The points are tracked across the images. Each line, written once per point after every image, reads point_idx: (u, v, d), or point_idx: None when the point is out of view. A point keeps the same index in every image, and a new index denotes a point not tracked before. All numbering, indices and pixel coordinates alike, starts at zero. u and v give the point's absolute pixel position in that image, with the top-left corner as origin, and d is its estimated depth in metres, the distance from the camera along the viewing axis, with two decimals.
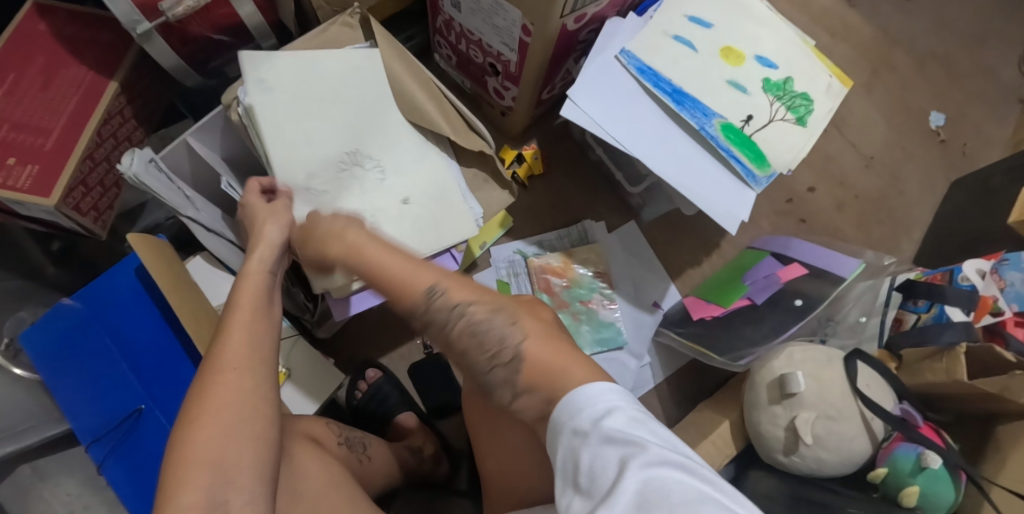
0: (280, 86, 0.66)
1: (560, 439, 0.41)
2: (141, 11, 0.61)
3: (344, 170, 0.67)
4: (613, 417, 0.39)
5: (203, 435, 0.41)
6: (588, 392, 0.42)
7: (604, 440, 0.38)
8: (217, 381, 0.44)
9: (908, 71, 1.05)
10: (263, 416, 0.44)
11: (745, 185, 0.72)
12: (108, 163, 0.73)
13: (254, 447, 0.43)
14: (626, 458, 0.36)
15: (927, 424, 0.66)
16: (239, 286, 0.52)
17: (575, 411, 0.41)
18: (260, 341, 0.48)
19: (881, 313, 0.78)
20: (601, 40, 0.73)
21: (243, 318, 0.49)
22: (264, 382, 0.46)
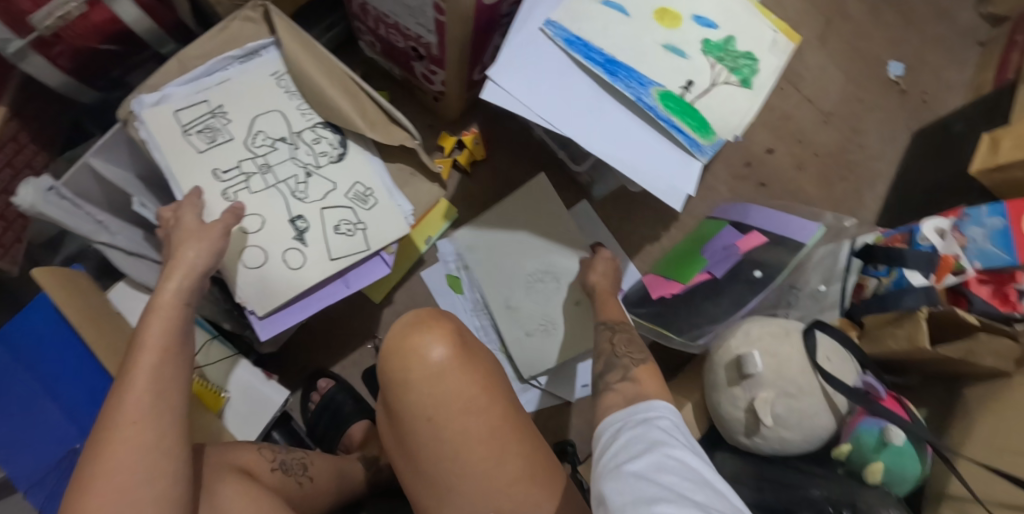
0: (473, 255, 0.83)
1: (612, 426, 0.47)
2: (9, 26, 0.56)
3: (534, 285, 0.82)
4: (662, 421, 0.45)
5: (97, 503, 0.40)
6: (653, 404, 0.48)
7: (649, 429, 0.44)
8: (114, 439, 0.42)
9: (865, 17, 0.99)
10: (170, 469, 0.43)
11: (690, 156, 0.68)
12: (8, 196, 0.68)
13: (159, 507, 0.42)
14: (660, 442, 0.42)
15: (889, 394, 0.63)
16: (147, 323, 0.49)
17: (634, 412, 0.48)
18: (170, 390, 0.46)
19: (841, 279, 0.74)
20: (524, 10, 0.67)
21: (149, 362, 0.47)
22: (172, 432, 0.45)
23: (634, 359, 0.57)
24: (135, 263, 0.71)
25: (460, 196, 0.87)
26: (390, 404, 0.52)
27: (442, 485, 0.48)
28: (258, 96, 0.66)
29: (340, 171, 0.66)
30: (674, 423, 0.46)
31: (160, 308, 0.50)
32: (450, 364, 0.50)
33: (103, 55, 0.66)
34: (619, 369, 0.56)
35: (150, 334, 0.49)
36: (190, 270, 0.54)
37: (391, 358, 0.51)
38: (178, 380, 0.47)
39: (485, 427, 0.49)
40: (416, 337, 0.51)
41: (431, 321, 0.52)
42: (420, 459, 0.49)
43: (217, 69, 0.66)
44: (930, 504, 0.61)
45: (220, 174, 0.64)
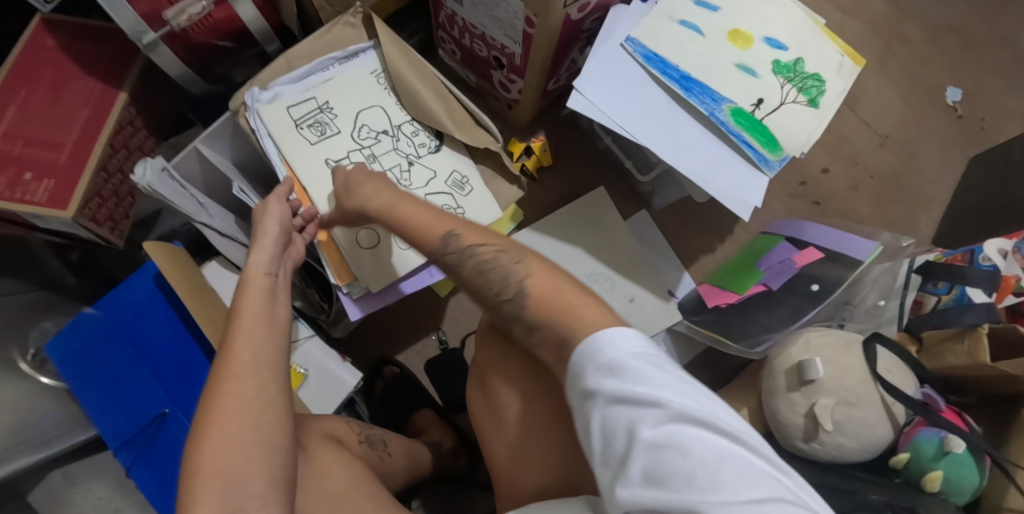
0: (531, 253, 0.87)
1: (573, 391, 0.41)
2: (146, 20, 0.61)
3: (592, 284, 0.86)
4: (614, 378, 0.38)
5: (210, 448, 0.43)
6: (595, 344, 0.40)
7: (612, 402, 0.38)
8: (225, 390, 0.46)
9: (923, 45, 1.04)
10: (273, 418, 0.46)
11: (757, 170, 0.71)
12: (121, 174, 0.74)
13: (264, 452, 0.44)
14: (638, 425, 0.37)
15: (950, 408, 0.65)
16: (243, 288, 0.53)
17: (582, 364, 0.40)
18: (267, 348, 0.49)
19: (900, 295, 0.76)
20: (606, 26, 0.71)
21: (246, 326, 0.50)
22: (272, 388, 0.47)
23: (512, 300, 0.47)
24: (228, 244, 0.76)
25: (526, 200, 0.91)
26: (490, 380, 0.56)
27: (535, 450, 0.55)
28: (361, 93, 0.72)
29: (440, 160, 0.72)
30: (633, 360, 0.38)
31: (251, 281, 0.53)
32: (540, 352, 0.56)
33: (218, 51, 0.73)
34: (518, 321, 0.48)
35: (247, 301, 0.52)
36: (268, 242, 0.57)
37: None
38: (281, 344, 0.50)
39: None
40: (499, 343, 0.60)
41: None
42: None
43: (321, 69, 0.71)
44: None
45: (332, 163, 0.69)
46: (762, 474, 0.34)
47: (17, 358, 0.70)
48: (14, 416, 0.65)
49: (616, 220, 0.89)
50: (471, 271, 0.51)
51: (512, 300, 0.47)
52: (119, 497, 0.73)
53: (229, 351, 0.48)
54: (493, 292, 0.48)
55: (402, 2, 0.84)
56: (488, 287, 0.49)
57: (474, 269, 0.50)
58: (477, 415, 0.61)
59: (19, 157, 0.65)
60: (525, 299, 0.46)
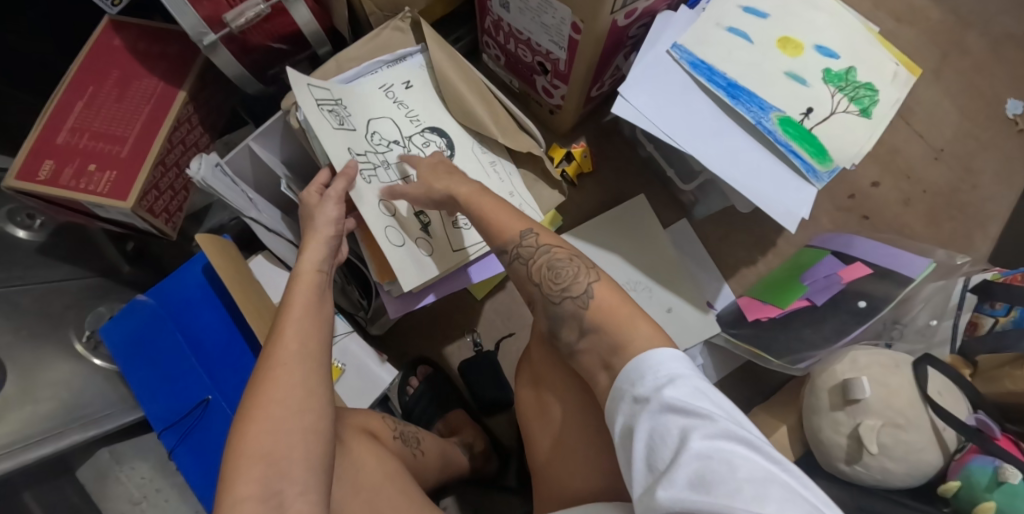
0: None
1: (624, 401, 0.42)
2: (207, 22, 0.64)
3: None
4: (673, 388, 0.40)
5: (254, 431, 0.44)
6: (655, 357, 0.42)
7: (665, 408, 0.39)
8: (270, 377, 0.46)
9: (984, 55, 1.01)
10: (317, 408, 0.46)
11: (805, 181, 0.69)
12: (177, 169, 0.78)
13: (304, 439, 0.45)
14: (687, 429, 0.37)
15: (1005, 435, 0.61)
16: (293, 285, 0.54)
17: (638, 376, 0.42)
18: (314, 340, 0.50)
19: (954, 315, 0.73)
20: (652, 34, 0.71)
21: (297, 318, 0.51)
22: (316, 378, 0.48)
23: (578, 298, 0.50)
24: (274, 239, 0.78)
25: (565, 205, 0.91)
26: (539, 378, 0.59)
27: (579, 451, 0.53)
28: (372, 104, 0.71)
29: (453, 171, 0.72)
30: (688, 379, 0.40)
31: (303, 275, 0.54)
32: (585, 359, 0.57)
33: (272, 53, 0.75)
34: (572, 321, 0.50)
35: (297, 292, 0.53)
36: (321, 238, 0.58)
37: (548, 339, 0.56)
38: (324, 332, 0.52)
39: None
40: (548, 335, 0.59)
41: None
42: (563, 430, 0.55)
43: (369, 72, 0.72)
44: None
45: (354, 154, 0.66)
46: (814, 507, 0.32)
47: (74, 339, 0.74)
48: (69, 395, 0.68)
49: (657, 229, 0.88)
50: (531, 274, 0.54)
51: (578, 298, 0.50)
52: (160, 477, 0.75)
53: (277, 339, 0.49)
54: (559, 285, 0.51)
55: (449, 6, 0.85)
56: (554, 282, 0.52)
57: (540, 268, 0.53)
58: (525, 412, 0.60)
59: (85, 150, 0.69)
60: (591, 300, 0.49)
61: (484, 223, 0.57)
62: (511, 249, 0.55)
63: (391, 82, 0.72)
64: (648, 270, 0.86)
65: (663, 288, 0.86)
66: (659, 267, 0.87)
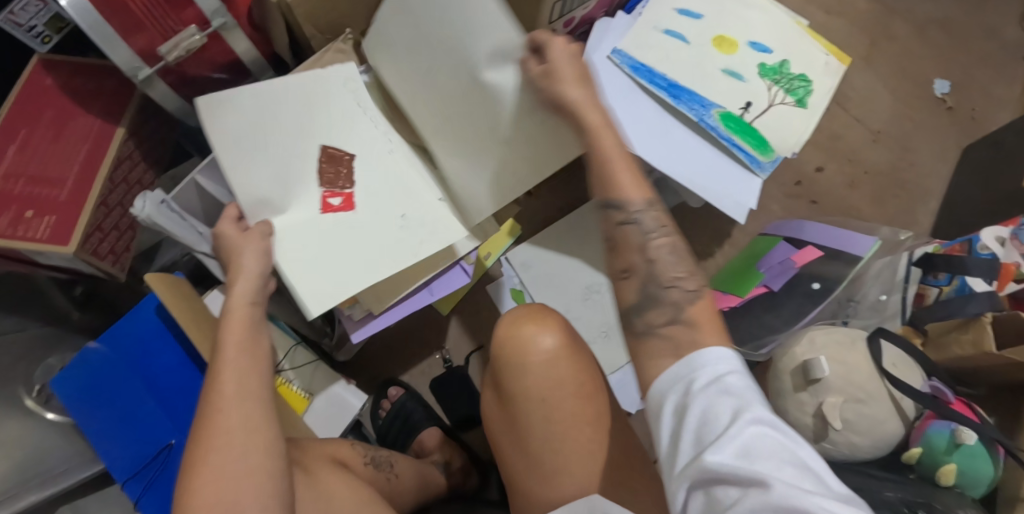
0: (531, 266, 0.87)
1: (673, 383, 0.41)
2: (141, 56, 0.64)
3: (588, 297, 0.86)
4: (734, 378, 0.38)
5: (200, 482, 0.42)
6: (716, 350, 0.41)
7: (724, 392, 0.37)
8: (210, 418, 0.45)
9: (910, 40, 1.06)
10: (262, 446, 0.45)
11: (750, 173, 0.71)
12: (122, 208, 0.75)
13: (258, 479, 0.44)
14: (746, 415, 0.36)
15: (958, 399, 0.65)
16: (225, 320, 0.52)
17: (696, 363, 0.40)
18: (253, 377, 0.49)
19: (902, 290, 0.76)
20: (592, 41, 0.72)
21: (232, 356, 0.49)
22: (258, 416, 0.47)
23: (688, 292, 0.46)
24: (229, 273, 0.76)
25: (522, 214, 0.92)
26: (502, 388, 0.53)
27: (550, 462, 0.49)
28: (335, 107, 0.67)
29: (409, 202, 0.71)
30: (747, 376, 0.39)
31: (234, 309, 0.53)
32: (561, 354, 0.50)
33: (212, 83, 0.75)
34: (667, 308, 0.45)
35: (229, 332, 0.51)
36: (248, 274, 0.56)
37: (506, 347, 0.51)
38: (261, 369, 0.50)
39: (589, 413, 0.49)
40: (527, 327, 0.51)
41: (537, 314, 0.53)
42: (528, 441, 0.50)
43: None
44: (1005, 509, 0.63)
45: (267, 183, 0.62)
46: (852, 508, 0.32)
47: (23, 395, 0.70)
48: (21, 453, 0.65)
49: None
50: (645, 245, 0.47)
51: (688, 291, 0.45)
52: None
53: (213, 377, 0.48)
54: (675, 270, 0.46)
55: None
56: (673, 267, 0.47)
57: (656, 246, 0.47)
58: (490, 424, 0.55)
59: (22, 196, 0.66)
60: (699, 300, 0.45)
61: (601, 171, 0.48)
62: (631, 210, 0.47)
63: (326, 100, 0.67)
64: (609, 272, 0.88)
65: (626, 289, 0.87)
66: (620, 270, 0.88)
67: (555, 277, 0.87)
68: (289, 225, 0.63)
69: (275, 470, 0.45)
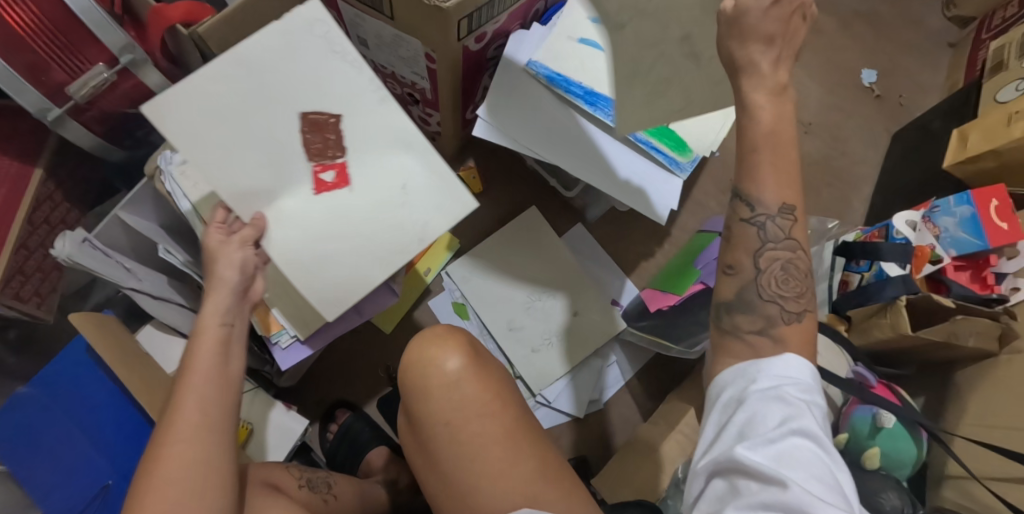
0: (471, 281, 0.88)
1: (739, 380, 0.41)
2: (49, 96, 0.63)
3: (529, 306, 0.88)
4: (794, 391, 0.39)
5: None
6: (791, 361, 0.40)
7: (779, 402, 0.38)
8: (170, 453, 0.44)
9: (835, 33, 1.09)
10: (215, 481, 0.45)
11: (670, 174, 0.73)
12: (45, 249, 0.75)
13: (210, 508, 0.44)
14: (790, 429, 0.37)
15: (881, 383, 0.66)
16: (194, 346, 0.51)
17: (764, 368, 0.40)
18: (215, 408, 0.48)
19: (828, 279, 0.78)
20: (506, 55, 0.74)
21: (196, 385, 0.48)
22: (217, 450, 0.46)
23: (787, 312, 0.41)
24: (161, 306, 0.75)
25: (462, 226, 0.93)
26: (411, 412, 0.55)
27: (463, 482, 0.51)
28: (306, 56, 0.54)
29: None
30: (809, 395, 0.39)
31: (206, 332, 0.52)
32: (466, 374, 0.53)
33: (130, 118, 0.75)
34: (757, 317, 0.41)
35: (196, 356, 0.50)
36: (226, 288, 0.55)
37: (411, 368, 0.55)
38: (228, 400, 0.49)
39: (498, 431, 0.52)
40: (434, 349, 0.54)
41: (449, 335, 0.56)
42: (440, 460, 0.53)
43: None
44: (930, 487, 0.64)
45: (252, 170, 0.55)
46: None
47: None
48: None
49: (550, 236, 0.90)
50: (760, 251, 0.42)
51: (787, 311, 0.41)
52: None
53: (174, 408, 0.47)
54: (787, 286, 0.41)
55: None
56: (779, 285, 0.41)
57: (770, 263, 0.42)
58: (408, 444, 0.58)
59: None
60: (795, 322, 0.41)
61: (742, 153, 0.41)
62: (762, 215, 0.41)
63: (296, 39, 0.54)
64: (547, 281, 0.89)
65: (566, 296, 0.89)
66: (559, 278, 0.89)
67: (494, 290, 0.88)
68: (282, 214, 0.56)
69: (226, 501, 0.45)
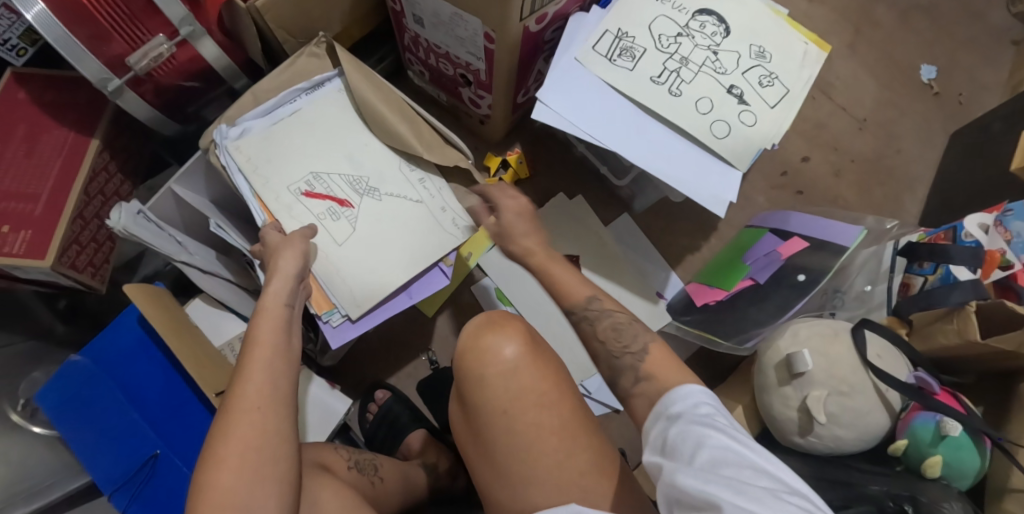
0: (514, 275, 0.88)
1: (658, 420, 0.44)
2: (111, 68, 0.63)
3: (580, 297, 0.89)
4: (701, 408, 0.42)
5: (229, 479, 0.42)
6: (682, 390, 0.45)
7: (689, 422, 0.41)
8: (243, 424, 0.44)
9: (895, 26, 1.04)
10: (284, 455, 0.45)
11: (730, 165, 0.71)
12: (99, 220, 0.75)
13: (281, 484, 0.44)
14: (707, 437, 0.39)
15: (943, 389, 0.64)
16: (256, 323, 0.52)
17: (669, 402, 0.44)
18: (282, 379, 0.49)
19: (887, 279, 0.76)
20: (566, 38, 0.71)
21: (262, 358, 0.49)
22: (287, 424, 0.47)
23: (636, 354, 0.51)
24: (208, 280, 0.74)
25: None
26: (466, 401, 0.55)
27: (516, 472, 0.51)
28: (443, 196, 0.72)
29: (392, 200, 0.71)
30: (711, 408, 0.42)
31: (268, 311, 0.53)
32: (523, 362, 0.53)
33: (185, 91, 0.74)
34: (628, 372, 0.50)
35: (261, 330, 0.51)
36: (288, 276, 0.57)
37: (468, 357, 0.54)
38: (290, 373, 0.50)
39: (555, 420, 0.51)
40: (487, 337, 0.54)
41: (503, 322, 0.55)
42: (494, 450, 0.52)
43: (288, 101, 0.70)
44: (993, 500, 0.62)
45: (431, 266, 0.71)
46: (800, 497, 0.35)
47: (9, 410, 0.70)
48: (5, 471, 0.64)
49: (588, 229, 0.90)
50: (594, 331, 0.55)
51: (637, 354, 0.51)
52: None
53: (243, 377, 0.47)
54: (620, 342, 0.52)
55: (365, 29, 0.85)
56: (617, 339, 0.53)
57: (605, 328, 0.54)
58: (459, 436, 0.57)
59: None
60: (648, 356, 0.50)
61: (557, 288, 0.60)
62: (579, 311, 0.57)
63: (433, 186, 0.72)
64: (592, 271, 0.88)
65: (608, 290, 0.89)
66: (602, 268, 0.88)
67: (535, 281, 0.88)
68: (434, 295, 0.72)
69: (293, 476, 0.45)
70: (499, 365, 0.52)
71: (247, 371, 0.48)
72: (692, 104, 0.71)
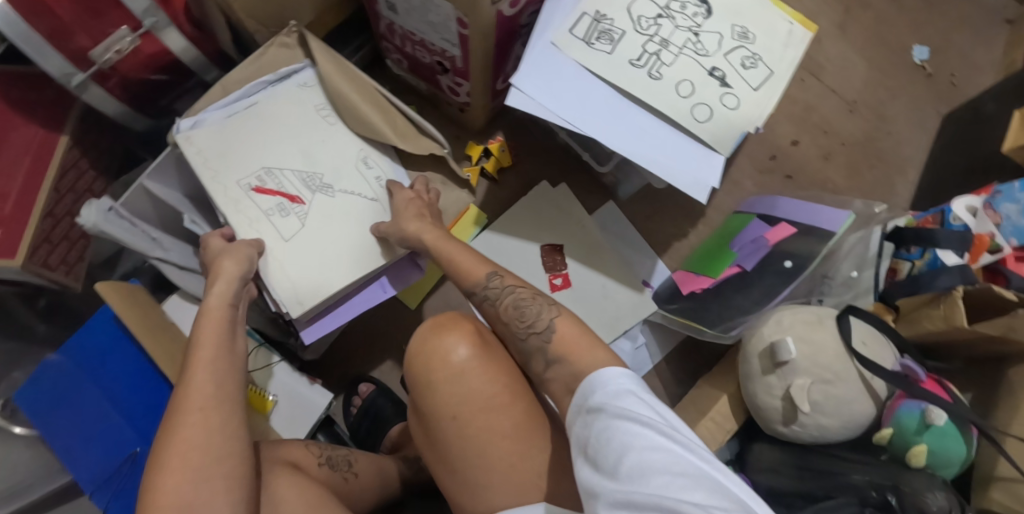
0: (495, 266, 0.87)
1: (582, 413, 0.43)
2: (72, 62, 0.61)
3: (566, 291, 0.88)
4: (623, 397, 0.41)
5: (171, 482, 0.41)
6: (601, 377, 0.43)
7: (612, 416, 0.40)
8: (186, 424, 0.44)
9: (886, 5, 1.02)
10: (232, 452, 0.45)
11: (711, 150, 0.70)
12: (71, 217, 0.74)
13: (229, 484, 0.43)
14: (630, 436, 0.38)
15: (930, 377, 0.63)
16: (201, 324, 0.53)
17: (591, 392, 0.43)
18: (226, 377, 0.49)
19: (874, 265, 0.73)
20: (542, 19, 0.68)
21: (207, 357, 0.49)
22: (236, 420, 0.47)
23: (542, 333, 0.51)
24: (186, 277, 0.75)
25: (487, 201, 0.90)
26: (420, 406, 0.54)
27: (471, 477, 0.50)
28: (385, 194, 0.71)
29: (346, 197, 0.69)
30: (632, 397, 0.41)
31: (210, 312, 0.54)
32: (472, 365, 0.52)
33: (154, 84, 0.73)
34: (538, 354, 0.50)
35: (208, 331, 0.52)
36: (230, 277, 0.57)
37: (417, 360, 0.54)
38: (235, 370, 0.50)
39: (509, 422, 0.50)
40: (438, 340, 0.53)
41: (451, 323, 0.55)
42: (449, 454, 0.51)
43: (251, 94, 0.69)
44: (977, 489, 0.61)
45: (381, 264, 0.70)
46: (727, 493, 0.34)
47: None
48: None
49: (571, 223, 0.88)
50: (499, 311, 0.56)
51: (542, 332, 0.51)
52: None
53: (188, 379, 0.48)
54: (524, 322, 0.52)
55: (338, 17, 0.83)
56: (520, 320, 0.53)
57: (506, 307, 0.55)
58: (418, 441, 0.57)
59: None
60: (553, 335, 0.50)
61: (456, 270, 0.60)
62: (479, 290, 0.58)
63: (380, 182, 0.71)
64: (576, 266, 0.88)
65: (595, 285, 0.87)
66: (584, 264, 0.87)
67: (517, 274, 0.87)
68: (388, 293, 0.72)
69: (244, 475, 0.45)
70: (452, 368, 0.52)
71: (192, 372, 0.48)
72: (672, 87, 0.69)
